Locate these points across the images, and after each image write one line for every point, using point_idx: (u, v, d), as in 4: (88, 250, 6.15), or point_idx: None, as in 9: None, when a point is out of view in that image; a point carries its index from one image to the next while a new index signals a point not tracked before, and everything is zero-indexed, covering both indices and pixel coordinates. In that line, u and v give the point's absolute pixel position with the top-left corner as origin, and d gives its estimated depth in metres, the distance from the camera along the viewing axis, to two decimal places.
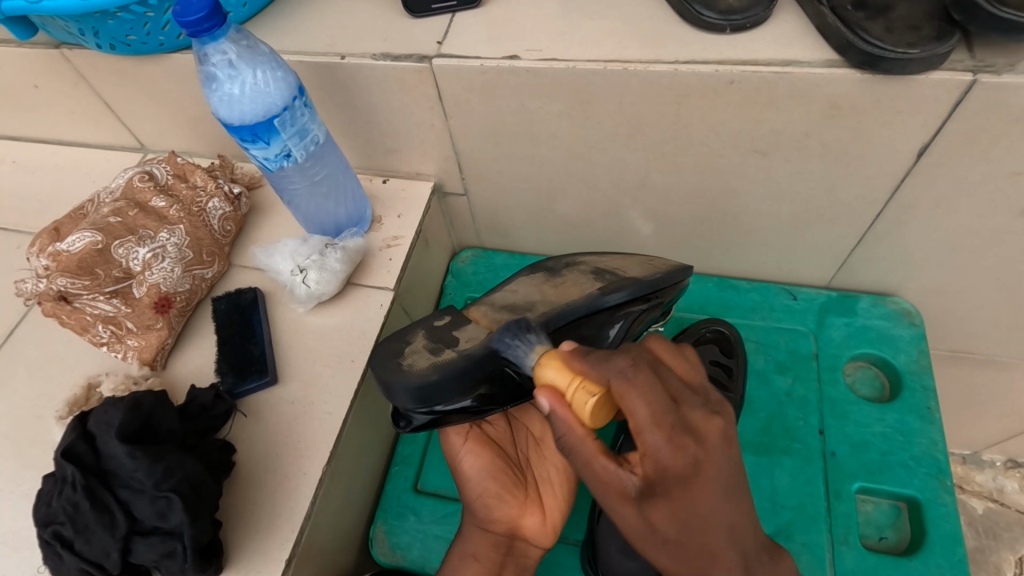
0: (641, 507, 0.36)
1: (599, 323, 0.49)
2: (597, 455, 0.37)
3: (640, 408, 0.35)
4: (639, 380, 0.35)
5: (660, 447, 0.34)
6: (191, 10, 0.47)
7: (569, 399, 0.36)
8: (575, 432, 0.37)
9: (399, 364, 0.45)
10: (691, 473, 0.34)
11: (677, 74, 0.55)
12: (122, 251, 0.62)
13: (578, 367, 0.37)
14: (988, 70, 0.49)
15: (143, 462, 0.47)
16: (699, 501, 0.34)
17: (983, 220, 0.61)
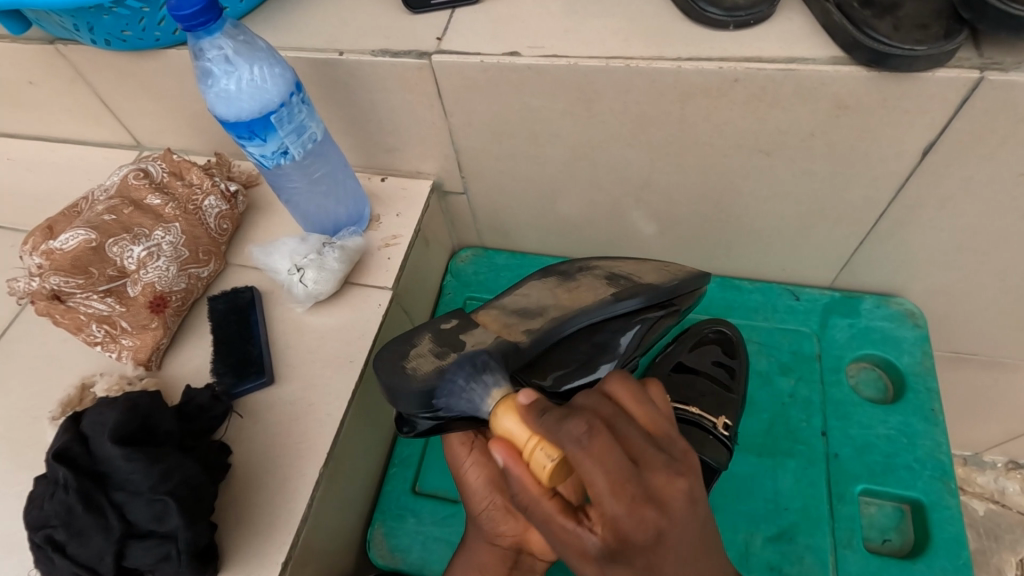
0: (603, 566, 0.32)
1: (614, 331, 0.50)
2: (556, 513, 0.33)
3: (592, 475, 0.30)
4: (597, 447, 0.31)
5: (606, 500, 0.30)
6: (186, 4, 0.46)
7: (528, 450, 0.33)
8: (528, 488, 0.33)
9: (403, 368, 0.43)
10: (648, 542, 0.30)
11: (681, 72, 0.54)
12: (116, 250, 0.61)
13: (529, 410, 0.35)
14: (996, 68, 0.48)
15: (140, 465, 0.46)
16: (665, 569, 0.30)
17: (989, 221, 0.61)
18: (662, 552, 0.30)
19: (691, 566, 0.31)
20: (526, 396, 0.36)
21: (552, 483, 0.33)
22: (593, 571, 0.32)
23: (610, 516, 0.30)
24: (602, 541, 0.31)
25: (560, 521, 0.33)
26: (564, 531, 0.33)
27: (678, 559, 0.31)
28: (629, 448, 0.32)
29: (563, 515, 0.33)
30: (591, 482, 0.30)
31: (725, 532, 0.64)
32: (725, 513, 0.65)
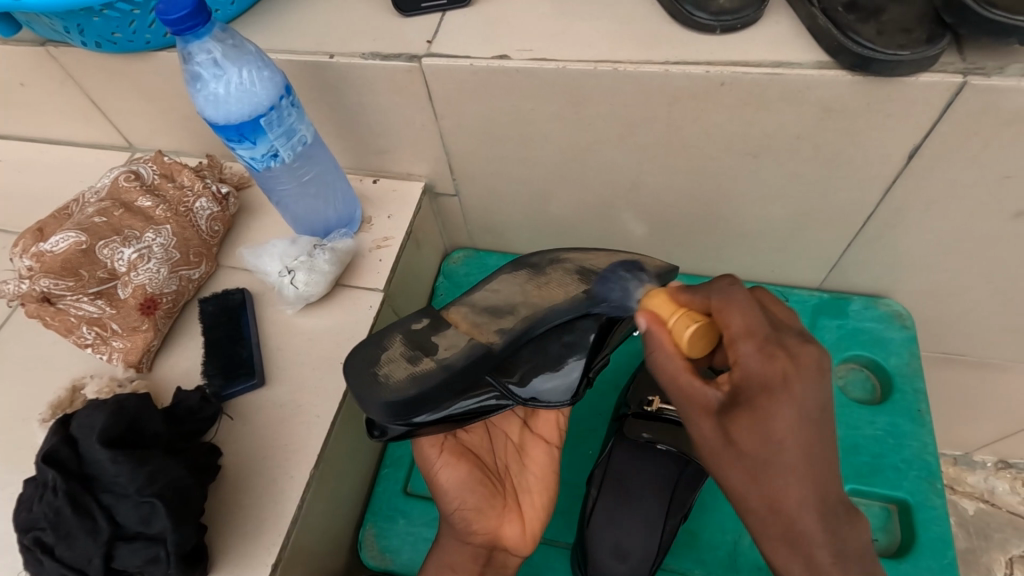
0: (721, 422, 0.39)
1: (582, 325, 0.50)
2: (682, 370, 0.41)
3: (731, 321, 0.39)
4: (732, 292, 0.41)
5: (749, 360, 0.38)
6: (175, 8, 0.46)
7: (671, 320, 0.42)
8: (669, 350, 0.41)
9: (375, 374, 0.46)
10: (766, 390, 0.37)
11: (668, 76, 0.55)
12: (107, 252, 0.61)
13: (683, 298, 0.43)
14: (979, 73, 0.49)
15: (126, 467, 0.47)
16: (769, 421, 0.37)
17: (974, 223, 0.61)
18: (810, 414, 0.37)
19: (798, 433, 0.36)
20: (673, 289, 0.45)
21: (690, 351, 0.41)
22: (711, 429, 0.39)
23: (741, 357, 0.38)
24: (730, 393, 0.39)
25: (693, 385, 0.40)
26: (690, 391, 0.40)
27: (789, 417, 0.36)
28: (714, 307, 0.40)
29: (693, 379, 0.40)
30: (729, 324, 0.39)
31: (712, 532, 0.64)
32: (713, 513, 0.65)
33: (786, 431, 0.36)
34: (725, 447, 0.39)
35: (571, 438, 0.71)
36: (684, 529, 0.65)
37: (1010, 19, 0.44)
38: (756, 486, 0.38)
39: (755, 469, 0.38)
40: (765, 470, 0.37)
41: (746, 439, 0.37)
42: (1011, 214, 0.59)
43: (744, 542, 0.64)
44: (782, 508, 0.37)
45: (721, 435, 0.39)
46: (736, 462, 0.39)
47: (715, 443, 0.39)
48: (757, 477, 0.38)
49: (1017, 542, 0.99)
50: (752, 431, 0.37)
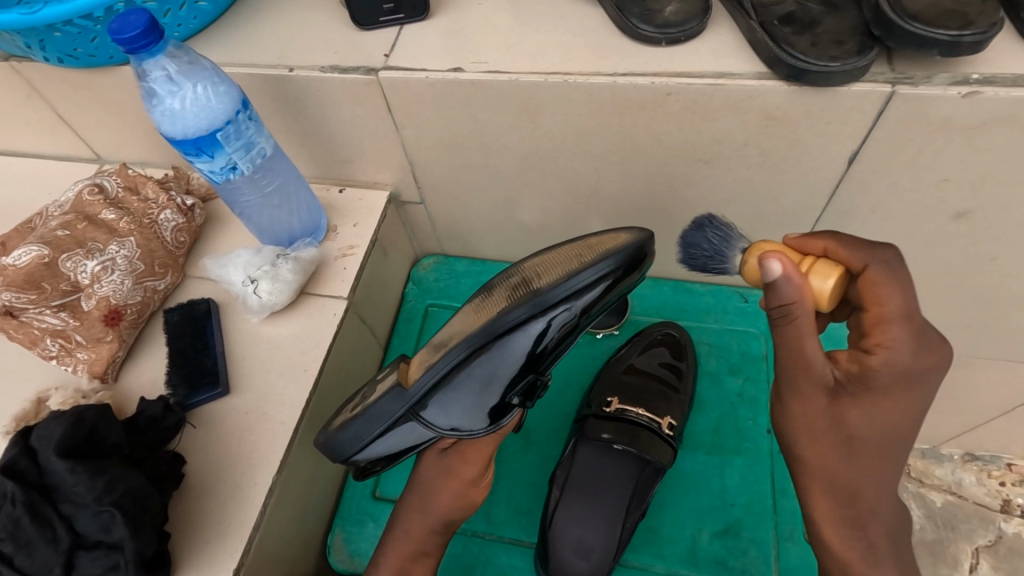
0: (835, 396, 0.46)
1: (501, 346, 0.48)
2: (810, 330, 0.43)
3: (890, 298, 0.43)
4: (895, 267, 0.43)
5: (900, 349, 0.44)
6: (128, 27, 0.47)
7: (805, 271, 0.43)
8: (806, 303, 0.42)
9: (331, 422, 0.56)
10: (888, 384, 0.44)
11: (616, 86, 0.56)
12: (70, 265, 0.63)
13: (822, 245, 0.45)
14: (908, 82, 0.51)
15: (83, 477, 0.47)
16: (875, 413, 0.45)
17: (917, 223, 0.63)
18: (812, 377, 0.45)
19: (876, 423, 0.46)
20: (795, 237, 0.46)
21: (827, 305, 0.44)
22: (820, 403, 0.46)
23: (891, 349, 0.43)
24: (852, 370, 0.46)
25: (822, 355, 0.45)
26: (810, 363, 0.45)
27: (919, 399, 0.45)
28: (847, 259, 0.44)
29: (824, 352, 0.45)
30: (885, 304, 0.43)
31: (672, 528, 0.66)
32: (672, 510, 0.67)
33: (884, 420, 0.46)
34: (829, 427, 0.47)
35: (534, 440, 0.73)
36: (645, 525, 0.66)
37: (930, 32, 0.46)
38: (849, 473, 0.48)
39: (859, 456, 0.47)
40: (879, 455, 0.47)
41: (859, 423, 0.46)
42: (951, 215, 0.61)
43: (703, 537, 0.65)
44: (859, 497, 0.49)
45: (833, 413, 0.47)
46: (833, 441, 0.47)
47: (818, 412, 0.47)
48: (865, 459, 0.48)
49: (983, 532, 1.02)
50: (865, 416, 0.46)
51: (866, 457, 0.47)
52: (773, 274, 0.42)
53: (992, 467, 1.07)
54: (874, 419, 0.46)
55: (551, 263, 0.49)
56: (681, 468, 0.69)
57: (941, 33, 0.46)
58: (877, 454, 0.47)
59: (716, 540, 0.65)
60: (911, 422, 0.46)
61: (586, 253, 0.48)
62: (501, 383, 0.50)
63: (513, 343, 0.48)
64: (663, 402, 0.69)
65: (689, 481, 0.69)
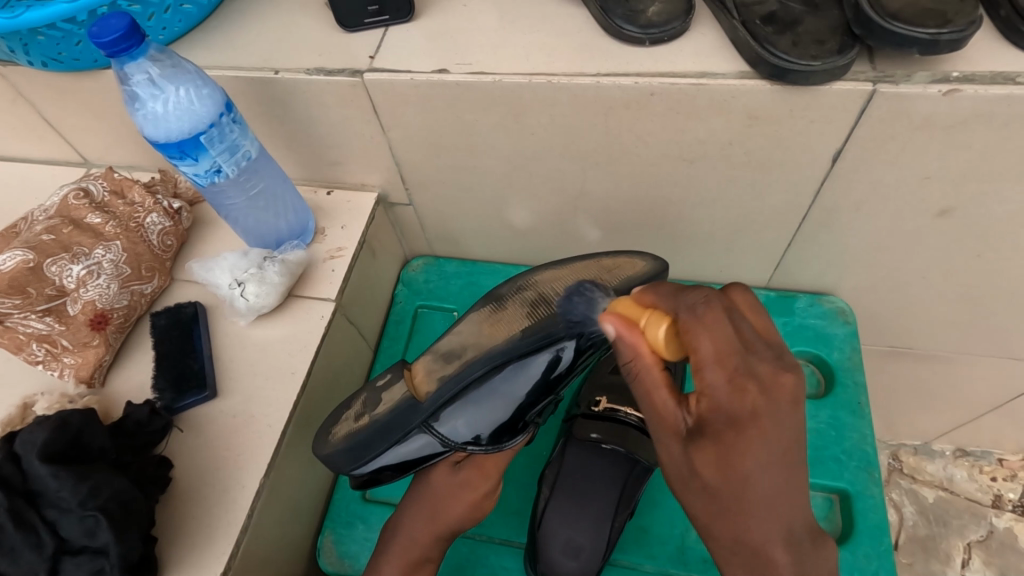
0: (689, 443, 0.40)
1: (524, 366, 0.53)
2: (659, 386, 0.42)
3: (704, 342, 0.39)
4: (705, 313, 0.40)
5: (719, 389, 0.39)
6: (108, 31, 0.47)
7: (642, 325, 0.43)
8: (642, 354, 0.42)
9: (327, 434, 0.56)
10: (732, 425, 0.38)
11: (600, 87, 0.57)
12: (55, 269, 0.63)
13: (650, 299, 0.44)
14: (888, 81, 0.51)
15: (67, 482, 0.47)
16: (736, 463, 0.37)
17: (902, 221, 0.64)
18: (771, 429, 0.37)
19: (770, 470, 0.37)
20: (637, 293, 0.46)
21: (668, 354, 0.42)
22: (677, 450, 0.41)
23: (714, 392, 0.39)
24: (698, 416, 0.40)
25: (664, 402, 0.42)
26: (661, 413, 0.42)
27: (756, 453, 0.37)
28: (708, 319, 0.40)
29: (668, 398, 0.42)
30: (696, 343, 0.39)
31: (661, 527, 0.66)
32: (661, 508, 0.67)
33: (760, 467, 0.37)
34: (688, 475, 0.40)
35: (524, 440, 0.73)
36: (634, 524, 0.67)
37: (909, 30, 0.47)
38: (722, 523, 0.39)
39: (722, 504, 0.39)
40: (740, 510, 0.38)
41: (711, 470, 0.38)
42: (935, 212, 0.61)
43: (692, 535, 0.65)
44: (753, 550, 0.38)
45: (684, 458, 0.40)
46: (705, 495, 0.40)
47: (680, 463, 0.41)
48: (722, 511, 0.39)
49: (975, 527, 1.02)
50: (718, 469, 0.38)
51: (712, 502, 0.39)
52: (611, 334, 0.44)
53: (983, 463, 1.09)
54: (746, 466, 0.37)
55: (569, 283, 0.54)
56: None
57: (920, 31, 0.47)
58: (748, 510, 0.38)
59: None
60: (775, 472, 0.37)
61: (606, 277, 0.53)
62: (515, 401, 0.54)
63: (536, 363, 0.52)
64: None
65: None
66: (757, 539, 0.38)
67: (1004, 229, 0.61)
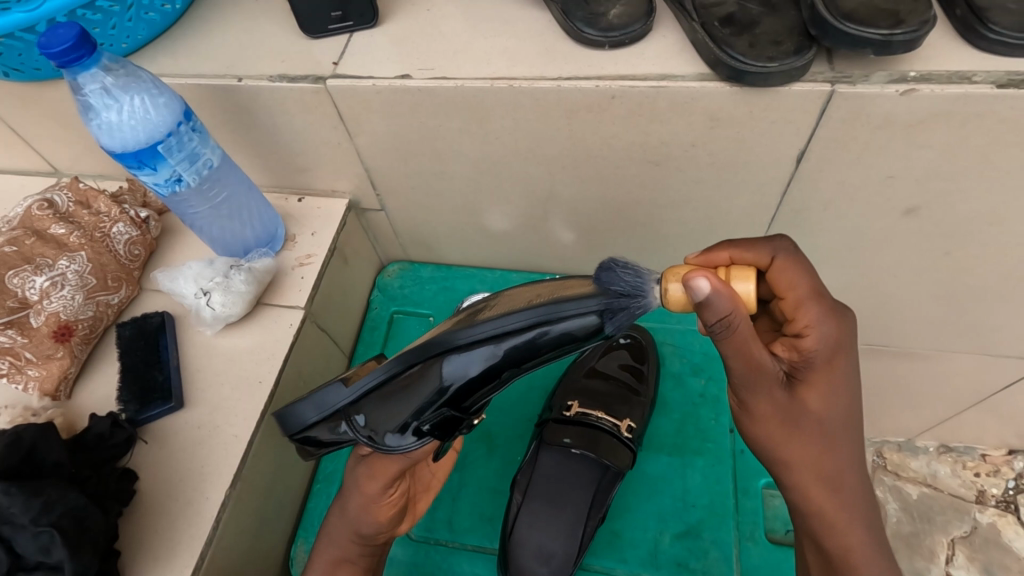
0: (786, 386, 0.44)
1: (439, 374, 0.45)
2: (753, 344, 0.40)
3: (798, 281, 0.45)
4: (789, 259, 0.45)
5: (824, 323, 0.44)
6: (57, 42, 0.47)
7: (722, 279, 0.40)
8: (741, 312, 0.38)
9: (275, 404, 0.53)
10: (828, 360, 0.44)
11: (562, 90, 0.56)
12: (17, 281, 0.62)
13: (727, 255, 0.46)
14: (846, 81, 0.51)
15: (19, 499, 0.47)
16: (833, 388, 0.44)
17: (868, 221, 0.64)
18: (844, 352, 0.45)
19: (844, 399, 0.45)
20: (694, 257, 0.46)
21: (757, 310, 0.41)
22: (781, 397, 0.44)
23: (818, 326, 0.44)
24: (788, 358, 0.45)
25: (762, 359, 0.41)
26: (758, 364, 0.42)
27: (841, 370, 0.44)
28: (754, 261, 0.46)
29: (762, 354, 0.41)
30: (783, 288, 0.45)
31: (635, 531, 0.66)
32: (635, 512, 0.67)
33: (841, 399, 0.45)
34: (789, 418, 0.45)
35: (498, 445, 0.73)
36: (609, 528, 0.66)
37: (862, 31, 0.47)
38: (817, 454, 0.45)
39: (827, 435, 0.45)
40: (838, 434, 0.45)
41: (815, 401, 0.44)
42: (901, 211, 0.61)
43: (666, 539, 0.65)
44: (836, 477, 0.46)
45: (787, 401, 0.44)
46: (805, 432, 0.45)
47: (781, 407, 0.44)
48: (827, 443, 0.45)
49: (958, 523, 1.03)
50: (823, 396, 0.44)
51: (812, 435, 0.45)
52: (699, 293, 0.37)
53: (967, 458, 1.08)
54: (833, 390, 0.44)
55: (507, 300, 0.46)
56: (645, 469, 0.69)
57: (873, 32, 0.47)
58: (840, 432, 0.45)
59: (678, 542, 0.65)
60: (846, 395, 0.45)
61: (545, 294, 0.44)
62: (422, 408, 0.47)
63: (455, 373, 0.45)
64: (624, 406, 0.70)
65: (652, 482, 0.69)
66: (837, 465, 0.46)
67: (970, 227, 0.61)
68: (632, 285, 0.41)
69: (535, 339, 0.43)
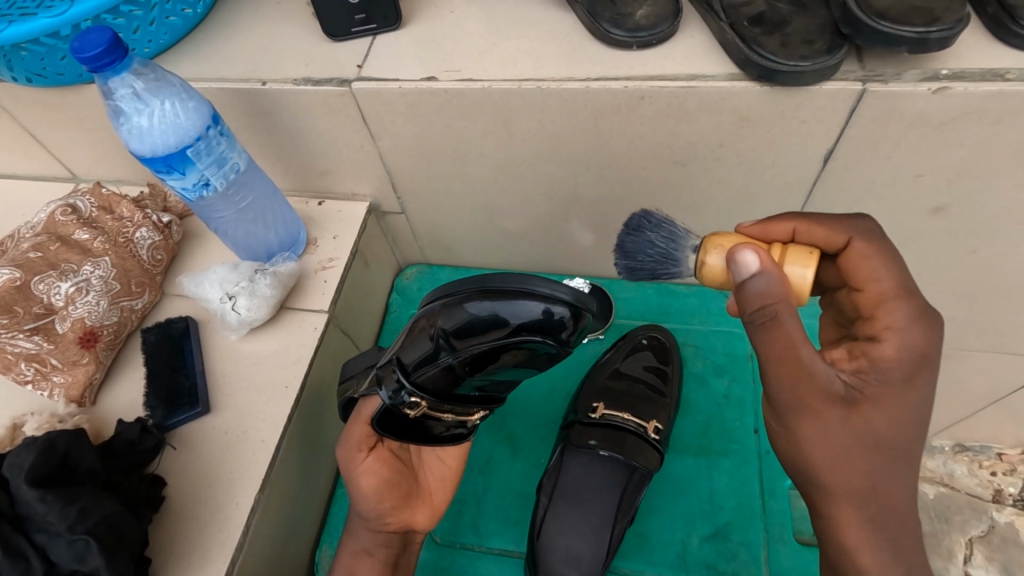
0: (846, 406, 0.44)
1: (411, 331, 0.47)
2: (802, 336, 0.40)
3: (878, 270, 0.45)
4: (814, 236, 0.46)
5: (908, 330, 0.44)
6: (90, 46, 0.47)
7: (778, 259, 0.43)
8: (788, 296, 0.40)
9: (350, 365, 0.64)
10: (908, 375, 0.44)
11: (589, 91, 0.56)
12: (43, 287, 0.62)
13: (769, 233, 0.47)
14: (878, 80, 0.51)
15: (55, 506, 0.46)
16: (900, 412, 0.44)
17: (895, 219, 0.64)
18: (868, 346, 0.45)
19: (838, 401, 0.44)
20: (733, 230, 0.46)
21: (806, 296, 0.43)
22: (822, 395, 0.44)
23: (900, 329, 0.44)
24: (858, 366, 0.45)
25: (812, 360, 0.41)
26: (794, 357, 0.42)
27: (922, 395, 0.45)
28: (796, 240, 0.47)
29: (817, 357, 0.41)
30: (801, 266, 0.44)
31: (662, 533, 0.66)
32: (661, 515, 0.67)
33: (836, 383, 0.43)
34: (857, 446, 0.44)
35: (522, 448, 0.72)
36: (635, 531, 0.66)
37: (897, 29, 0.47)
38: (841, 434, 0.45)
39: (885, 460, 0.45)
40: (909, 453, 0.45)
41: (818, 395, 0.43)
42: (928, 209, 0.61)
43: (693, 541, 0.65)
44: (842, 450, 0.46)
45: (845, 424, 0.44)
46: (858, 458, 0.45)
47: (839, 433, 0.44)
48: (886, 471, 0.45)
49: (976, 523, 1.02)
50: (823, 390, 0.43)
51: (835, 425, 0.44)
52: (747, 268, 0.40)
53: (983, 457, 1.08)
54: (895, 416, 0.44)
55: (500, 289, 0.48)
56: (669, 471, 0.69)
57: (908, 30, 0.46)
58: (901, 454, 0.45)
59: (706, 544, 0.64)
60: (918, 417, 0.45)
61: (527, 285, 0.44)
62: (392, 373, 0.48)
63: (418, 330, 0.46)
64: (649, 406, 0.69)
65: (677, 483, 0.68)
66: (892, 491, 0.46)
67: (998, 225, 0.61)
68: (661, 252, 0.50)
69: (491, 316, 0.42)
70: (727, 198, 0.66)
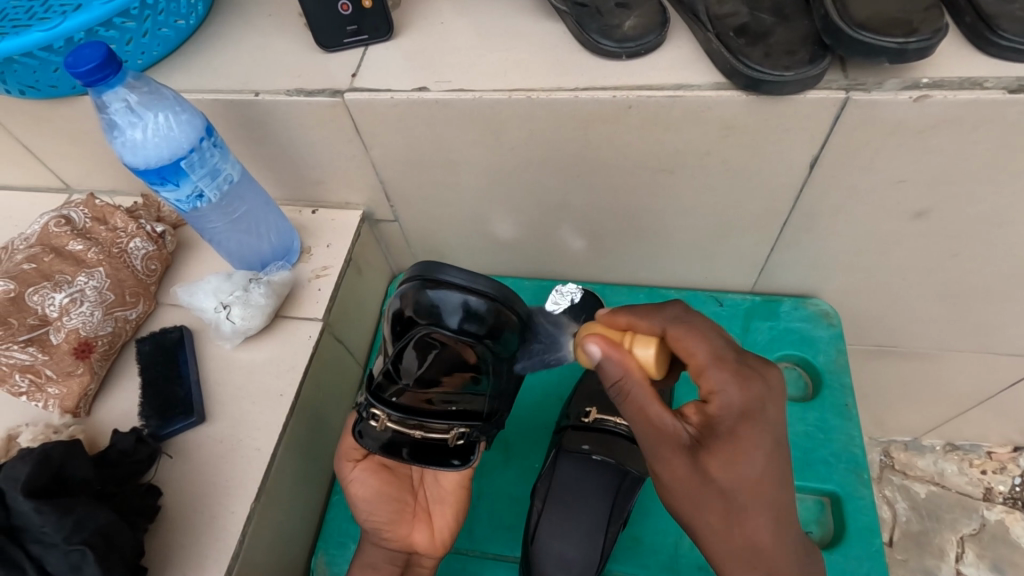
0: (695, 456, 0.43)
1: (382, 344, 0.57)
2: (651, 399, 0.44)
3: (695, 347, 0.46)
4: (688, 321, 0.47)
5: (730, 386, 0.44)
6: (83, 61, 0.47)
7: (625, 345, 0.46)
8: (632, 374, 0.45)
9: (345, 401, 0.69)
10: (733, 430, 0.43)
11: (579, 101, 0.57)
12: (38, 299, 0.63)
13: (625, 323, 0.49)
14: (860, 89, 0.52)
15: (51, 517, 0.47)
16: (737, 461, 0.42)
17: (880, 223, 0.65)
18: (754, 412, 0.44)
19: (763, 467, 0.43)
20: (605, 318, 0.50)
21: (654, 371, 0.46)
22: (682, 464, 0.43)
23: (720, 391, 0.44)
24: (700, 423, 0.45)
25: (662, 414, 0.44)
26: (664, 428, 0.44)
27: (755, 442, 0.43)
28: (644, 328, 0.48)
29: (664, 410, 0.44)
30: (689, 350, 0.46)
31: (654, 536, 0.66)
32: (654, 517, 0.68)
33: (750, 463, 0.42)
34: (701, 490, 0.43)
35: (516, 453, 0.73)
36: (628, 534, 0.67)
37: (877, 40, 0.48)
38: (728, 525, 0.43)
39: (735, 511, 0.43)
40: (732, 506, 0.43)
41: (717, 471, 0.42)
42: (911, 214, 0.62)
43: (684, 543, 0.66)
44: (743, 525, 0.43)
45: (692, 472, 0.43)
46: (704, 499, 0.43)
47: (687, 479, 0.43)
48: (723, 517, 0.43)
49: (966, 521, 1.02)
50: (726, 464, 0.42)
51: (720, 504, 0.43)
52: (594, 356, 0.46)
53: (973, 456, 1.09)
54: (742, 465, 0.42)
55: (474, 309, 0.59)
56: None
57: (887, 41, 0.48)
58: (744, 503, 0.43)
59: None
60: (776, 473, 0.43)
61: None
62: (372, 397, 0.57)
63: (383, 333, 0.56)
64: None
65: None
66: (750, 531, 0.43)
67: (980, 228, 0.62)
68: None
69: (422, 306, 0.52)
70: (713, 205, 0.67)
